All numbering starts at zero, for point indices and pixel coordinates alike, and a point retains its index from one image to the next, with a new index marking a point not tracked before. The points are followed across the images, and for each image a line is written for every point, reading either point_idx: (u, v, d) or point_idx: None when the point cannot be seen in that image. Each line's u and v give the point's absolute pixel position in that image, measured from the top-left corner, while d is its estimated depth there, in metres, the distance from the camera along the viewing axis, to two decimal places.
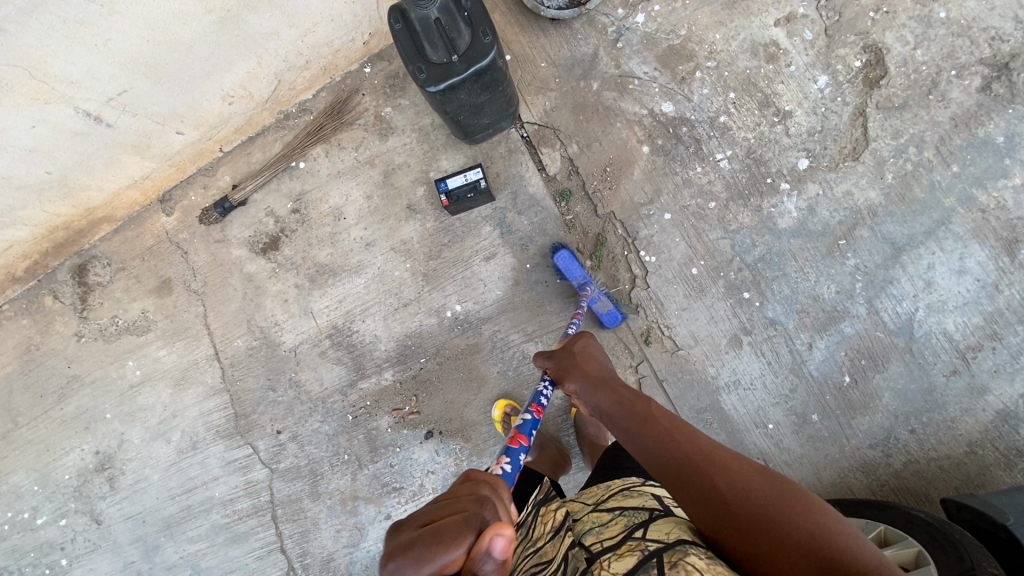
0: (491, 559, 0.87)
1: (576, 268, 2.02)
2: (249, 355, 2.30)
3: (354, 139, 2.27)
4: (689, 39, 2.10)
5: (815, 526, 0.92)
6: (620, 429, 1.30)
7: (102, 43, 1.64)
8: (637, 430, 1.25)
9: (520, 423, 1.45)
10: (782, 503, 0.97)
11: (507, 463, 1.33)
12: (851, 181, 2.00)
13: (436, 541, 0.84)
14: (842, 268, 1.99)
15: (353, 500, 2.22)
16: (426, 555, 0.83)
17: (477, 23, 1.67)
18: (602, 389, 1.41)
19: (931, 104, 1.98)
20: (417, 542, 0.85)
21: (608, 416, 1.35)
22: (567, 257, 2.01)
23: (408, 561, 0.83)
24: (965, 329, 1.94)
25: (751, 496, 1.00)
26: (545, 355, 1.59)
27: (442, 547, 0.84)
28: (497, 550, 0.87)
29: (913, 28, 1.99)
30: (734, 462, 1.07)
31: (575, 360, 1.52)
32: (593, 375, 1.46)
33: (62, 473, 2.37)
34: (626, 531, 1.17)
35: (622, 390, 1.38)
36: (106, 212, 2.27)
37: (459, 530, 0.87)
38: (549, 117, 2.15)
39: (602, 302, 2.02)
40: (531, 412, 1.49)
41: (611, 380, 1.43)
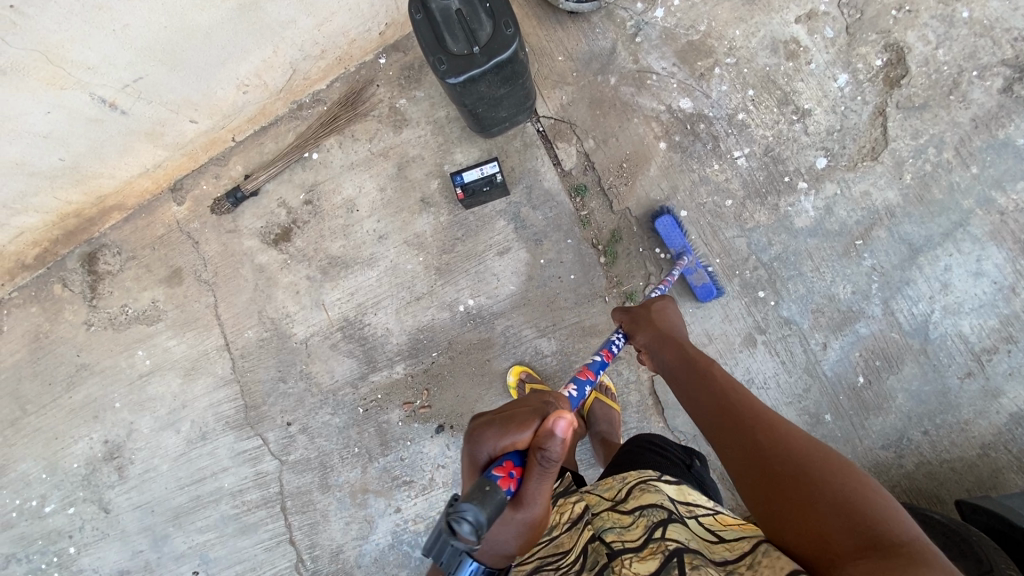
0: (554, 438, 1.08)
1: (677, 236, 2.00)
2: (260, 347, 2.29)
3: (367, 131, 2.25)
4: (709, 35, 2.08)
5: (851, 489, 1.02)
6: (678, 382, 1.43)
7: (120, 29, 1.61)
8: (698, 389, 1.36)
9: (589, 361, 1.65)
10: (823, 466, 1.08)
11: (574, 388, 1.55)
12: (869, 181, 1.99)
13: (511, 422, 1.13)
14: (858, 269, 1.98)
15: (363, 493, 2.22)
16: (504, 431, 1.12)
17: (499, 15, 1.66)
18: (666, 343, 1.52)
19: (952, 104, 1.97)
20: (495, 422, 1.15)
21: (672, 371, 1.46)
22: (669, 224, 1.99)
23: (489, 433, 1.13)
24: (981, 331, 1.93)
25: (793, 455, 1.11)
26: (623, 309, 1.71)
27: (515, 427, 1.12)
28: (559, 429, 1.09)
29: (935, 27, 1.98)
30: (783, 426, 1.18)
31: (647, 317, 1.62)
32: (660, 331, 1.57)
33: (70, 462, 2.37)
34: (647, 531, 1.15)
35: (685, 345, 1.49)
36: (117, 200, 2.26)
37: (528, 416, 1.14)
38: (565, 111, 2.14)
39: (698, 274, 1.97)
40: (600, 355, 1.68)
41: (678, 336, 1.53)
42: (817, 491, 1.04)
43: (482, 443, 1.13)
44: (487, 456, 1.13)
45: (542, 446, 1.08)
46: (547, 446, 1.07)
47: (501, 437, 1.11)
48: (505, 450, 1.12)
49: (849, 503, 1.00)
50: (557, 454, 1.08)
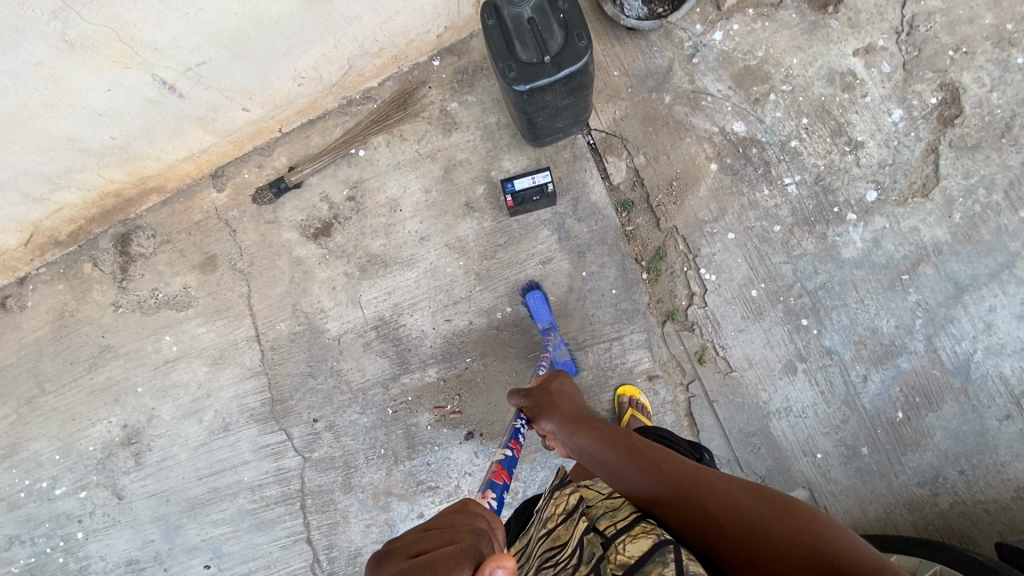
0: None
1: (545, 312, 2.05)
2: (291, 340, 2.26)
3: (416, 132, 2.25)
4: (766, 61, 2.09)
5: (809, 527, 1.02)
6: (603, 464, 1.32)
7: (193, 13, 1.59)
8: (626, 467, 1.27)
9: (500, 459, 1.40)
10: (773, 515, 1.06)
11: (493, 497, 1.26)
12: (918, 217, 1.99)
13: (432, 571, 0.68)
14: (903, 303, 1.98)
15: (386, 496, 2.18)
16: None
17: (572, 27, 1.67)
18: (583, 427, 1.42)
19: (1004, 147, 1.98)
20: None
21: (596, 456, 1.34)
22: (538, 300, 2.04)
23: None
24: (1021, 374, 1.93)
25: (748, 513, 1.08)
26: (521, 394, 1.62)
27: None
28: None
29: (991, 70, 2.00)
30: (720, 482, 1.17)
31: (551, 400, 1.55)
32: (570, 416, 1.48)
33: (86, 444, 2.32)
34: (639, 517, 1.17)
35: (604, 426, 1.41)
36: (158, 182, 2.24)
37: (459, 560, 0.71)
38: (618, 126, 2.14)
39: (562, 351, 2.02)
40: (510, 449, 1.45)
41: (590, 416, 1.45)
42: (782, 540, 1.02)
43: None
44: None
45: None
46: None
47: None
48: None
49: (816, 545, 0.98)
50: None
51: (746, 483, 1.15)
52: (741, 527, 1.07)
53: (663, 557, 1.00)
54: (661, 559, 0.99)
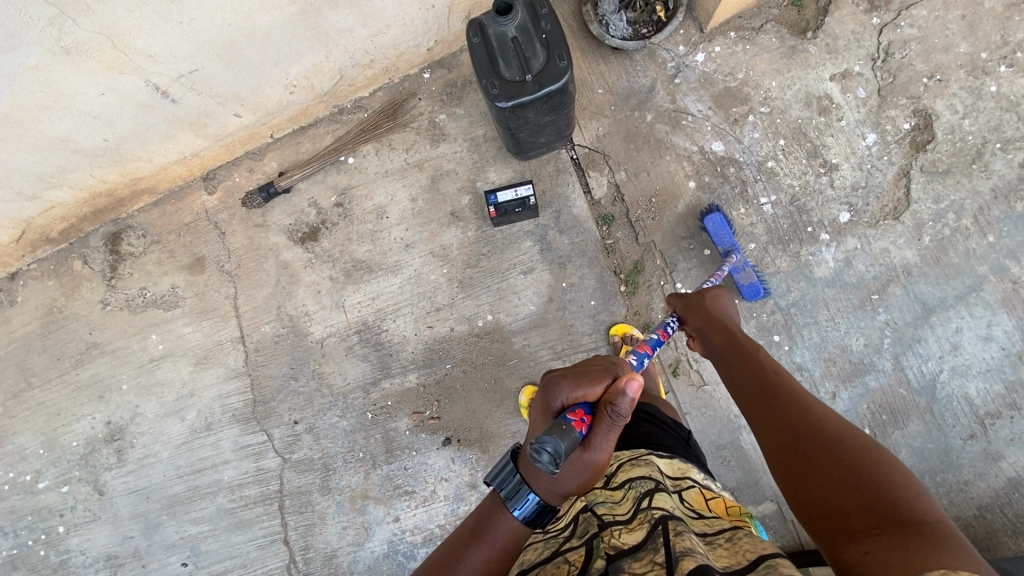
0: (624, 397, 1.14)
1: (725, 233, 2.04)
2: (275, 342, 2.30)
3: (405, 142, 2.30)
4: (746, 83, 2.15)
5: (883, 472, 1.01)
6: (722, 361, 1.46)
7: (187, 22, 1.62)
8: (739, 369, 1.39)
9: (647, 338, 1.63)
10: (856, 450, 1.07)
11: (634, 357, 1.53)
12: (889, 239, 2.04)
13: (583, 377, 1.25)
14: (872, 322, 2.03)
15: (363, 499, 2.21)
16: (575, 383, 1.24)
17: (554, 47, 1.72)
18: (718, 330, 1.53)
19: (974, 173, 2.03)
20: (569, 375, 1.27)
21: (718, 354, 1.48)
22: (718, 222, 2.03)
23: (563, 383, 1.25)
24: (986, 395, 1.97)
25: (832, 438, 1.11)
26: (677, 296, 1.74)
27: (589, 381, 1.24)
28: (630, 389, 1.15)
29: (963, 98, 2.05)
30: (821, 409, 1.19)
31: (702, 303, 1.63)
32: (712, 317, 1.58)
33: (70, 440, 2.36)
34: (636, 503, 1.12)
35: (739, 333, 1.49)
36: (150, 184, 2.28)
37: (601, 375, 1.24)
38: (600, 142, 2.20)
39: (745, 273, 2.01)
40: (656, 334, 1.66)
41: (728, 322, 1.56)
42: (845, 469, 1.04)
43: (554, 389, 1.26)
44: (560, 404, 1.23)
45: (612, 401, 1.14)
46: (617, 402, 1.13)
47: (574, 388, 1.22)
48: (578, 402, 1.22)
49: (876, 486, 0.99)
50: (627, 411, 1.13)
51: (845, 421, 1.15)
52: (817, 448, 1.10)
53: (654, 543, 0.96)
54: (652, 546, 0.95)
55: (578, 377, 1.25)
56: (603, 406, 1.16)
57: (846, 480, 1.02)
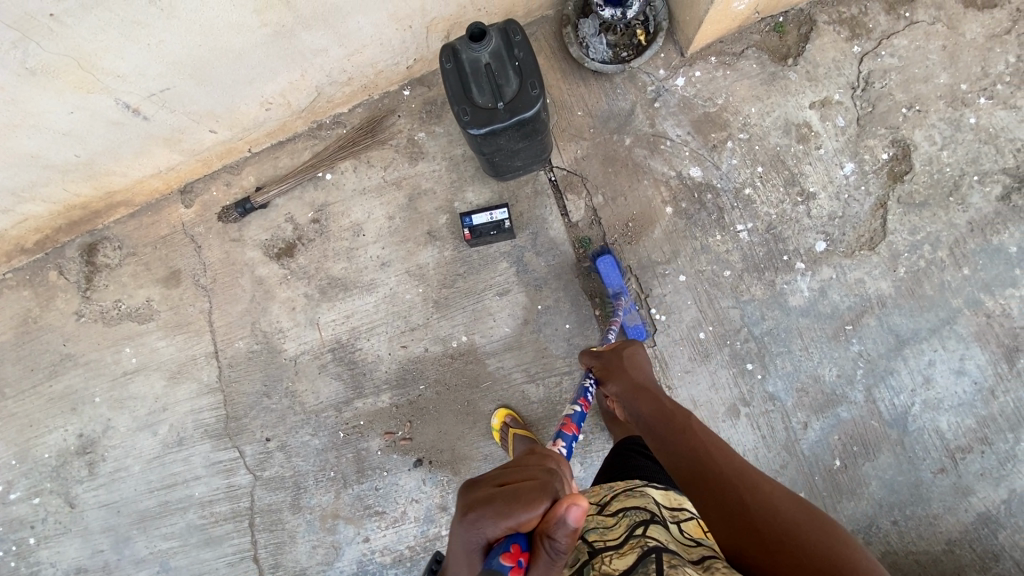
0: (564, 527, 0.87)
1: (615, 276, 2.03)
2: (248, 358, 2.29)
3: (383, 159, 2.28)
4: (725, 109, 2.14)
5: (841, 552, 0.99)
6: (653, 433, 1.35)
7: (155, 44, 1.60)
8: (673, 440, 1.30)
9: (570, 413, 1.64)
10: (810, 530, 1.04)
11: (561, 446, 1.53)
12: (864, 270, 2.04)
13: (514, 500, 0.92)
14: (845, 353, 2.02)
15: (334, 518, 2.20)
16: (506, 511, 0.91)
17: (527, 75, 1.71)
18: (644, 398, 1.44)
19: (951, 205, 2.02)
20: (496, 498, 0.93)
21: (647, 422, 1.38)
22: (608, 264, 2.02)
23: (487, 514, 0.91)
24: (957, 429, 1.97)
25: (785, 517, 1.07)
26: (594, 355, 1.70)
27: (521, 506, 0.91)
28: (572, 520, 0.87)
29: (942, 129, 2.04)
30: (764, 483, 1.15)
31: (622, 365, 1.58)
32: (635, 382, 1.52)
33: (42, 451, 2.34)
34: (628, 529, 1.17)
35: (665, 399, 1.42)
36: (125, 197, 2.27)
37: (537, 494, 0.93)
38: (578, 165, 2.19)
39: (631, 316, 2.02)
40: (580, 404, 1.67)
41: (653, 388, 1.49)
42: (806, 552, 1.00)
43: (475, 523, 0.92)
44: (485, 540, 0.92)
45: (549, 535, 0.88)
46: (556, 537, 0.88)
47: (503, 520, 0.90)
48: (507, 535, 0.91)
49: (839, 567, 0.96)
50: (567, 547, 0.89)
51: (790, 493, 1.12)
52: (774, 530, 1.05)
53: (645, 568, 1.02)
54: (643, 570, 1.02)
55: (508, 501, 0.92)
56: (539, 537, 0.90)
57: (806, 565, 0.97)
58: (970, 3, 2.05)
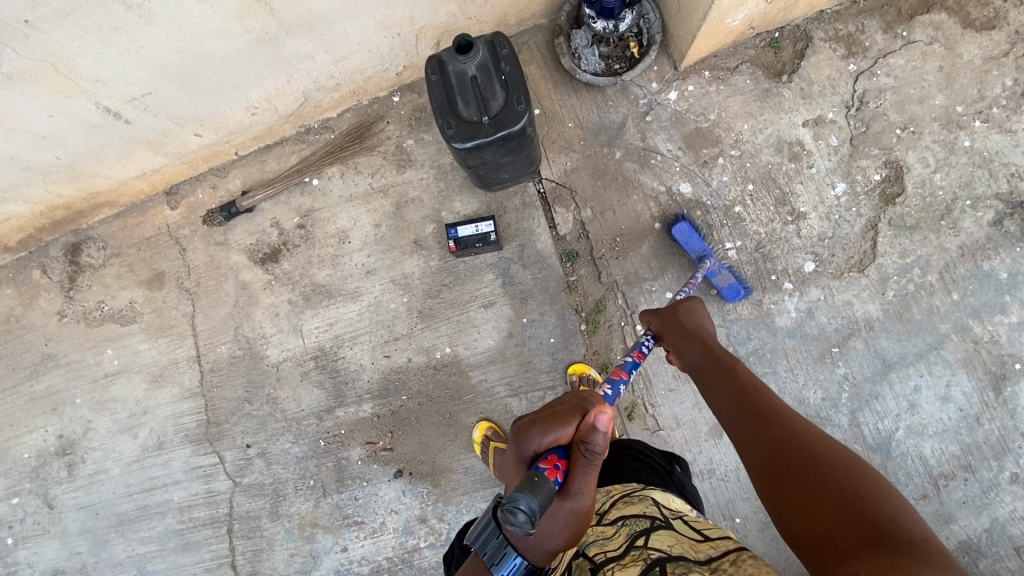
0: (596, 433, 1.07)
1: (695, 240, 1.99)
2: (231, 363, 2.27)
3: (371, 165, 2.26)
4: (717, 124, 2.11)
5: (864, 486, 0.94)
6: (701, 378, 1.39)
7: (134, 50, 1.59)
8: (718, 385, 1.32)
9: (622, 361, 1.62)
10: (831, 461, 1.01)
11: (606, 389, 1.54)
12: (852, 292, 2.01)
13: (554, 419, 1.16)
14: (831, 376, 2.00)
15: (312, 527, 2.19)
16: (548, 428, 1.16)
17: (513, 90, 1.68)
18: (696, 346, 1.46)
19: (942, 229, 1.99)
20: (541, 420, 1.19)
21: (697, 370, 1.41)
22: (685, 229, 1.99)
23: (534, 430, 1.17)
24: (941, 456, 1.95)
25: (815, 450, 1.04)
26: (651, 313, 1.68)
27: (559, 422, 1.15)
28: (600, 425, 1.07)
29: (936, 151, 2.01)
30: (800, 423, 1.12)
31: (676, 317, 1.59)
32: (688, 332, 1.52)
33: (22, 451, 2.33)
34: (629, 540, 1.16)
35: (717, 348, 1.43)
36: (110, 198, 2.24)
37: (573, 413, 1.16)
38: (567, 177, 2.16)
39: (722, 276, 1.98)
40: (633, 356, 1.64)
41: (706, 337, 1.49)
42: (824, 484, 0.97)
43: (527, 438, 1.18)
44: (534, 451, 1.17)
45: (585, 440, 1.08)
46: (589, 441, 1.07)
47: (545, 434, 1.15)
48: (551, 446, 1.15)
49: (857, 500, 0.92)
50: (601, 447, 1.08)
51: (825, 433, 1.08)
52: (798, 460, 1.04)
53: None
54: None
55: (551, 420, 1.17)
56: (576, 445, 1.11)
57: (820, 490, 0.96)
58: (968, 24, 2.02)
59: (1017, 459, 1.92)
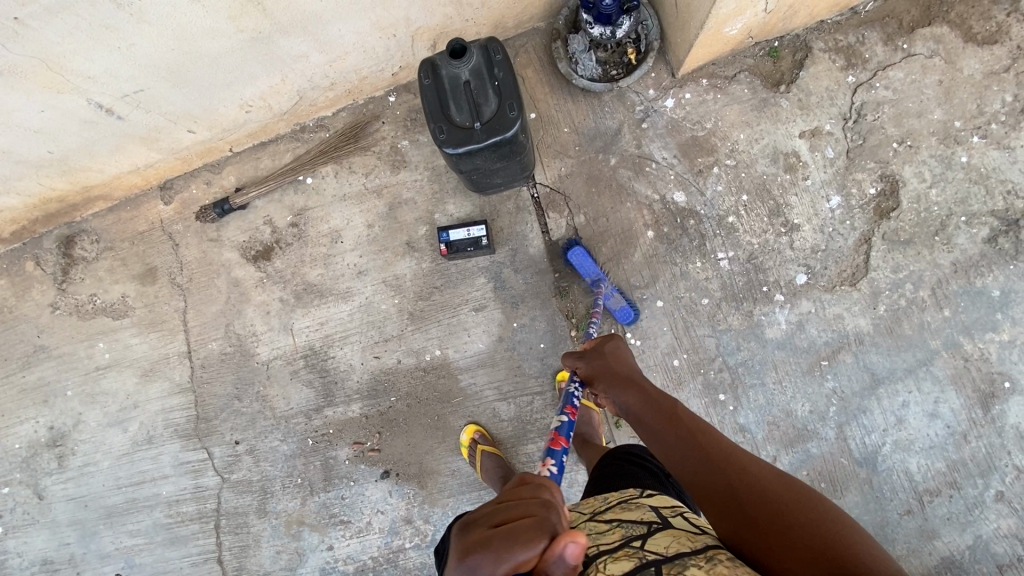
0: (562, 562, 0.91)
1: (589, 264, 2.04)
2: (221, 360, 2.27)
3: (365, 165, 2.25)
4: (713, 133, 2.09)
5: (829, 526, 0.93)
6: (640, 421, 1.32)
7: (126, 47, 1.58)
8: (661, 431, 1.26)
9: (557, 425, 1.50)
10: (794, 505, 0.99)
11: (553, 464, 1.43)
12: (843, 305, 2.01)
13: (513, 541, 0.90)
14: (819, 389, 2.00)
15: (299, 524, 2.20)
16: (505, 553, 0.89)
17: (506, 96, 1.67)
18: (631, 388, 1.38)
19: (936, 245, 1.98)
20: (497, 540, 0.91)
21: (636, 416, 1.33)
22: (580, 253, 2.03)
23: (489, 556, 0.90)
24: (927, 472, 1.95)
25: (772, 497, 1.02)
26: (574, 355, 1.54)
27: (519, 547, 0.89)
28: (569, 556, 0.90)
29: (932, 166, 2.00)
30: (753, 466, 1.10)
31: (605, 362, 1.47)
32: (621, 374, 1.43)
33: (13, 441, 2.34)
34: (624, 540, 1.11)
35: (652, 388, 1.36)
36: (103, 191, 2.24)
37: (535, 532, 0.91)
38: (561, 182, 2.15)
39: (614, 299, 2.02)
40: (567, 414, 1.52)
41: (639, 378, 1.42)
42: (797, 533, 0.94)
43: (479, 566, 0.90)
44: None
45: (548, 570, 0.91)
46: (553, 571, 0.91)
47: (506, 563, 0.89)
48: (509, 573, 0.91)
49: (828, 543, 0.90)
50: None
51: (777, 471, 1.07)
52: (761, 508, 1.01)
53: None
54: None
55: (509, 544, 0.89)
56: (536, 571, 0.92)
57: (791, 537, 0.94)
58: (970, 38, 2.00)
59: (1003, 478, 1.92)
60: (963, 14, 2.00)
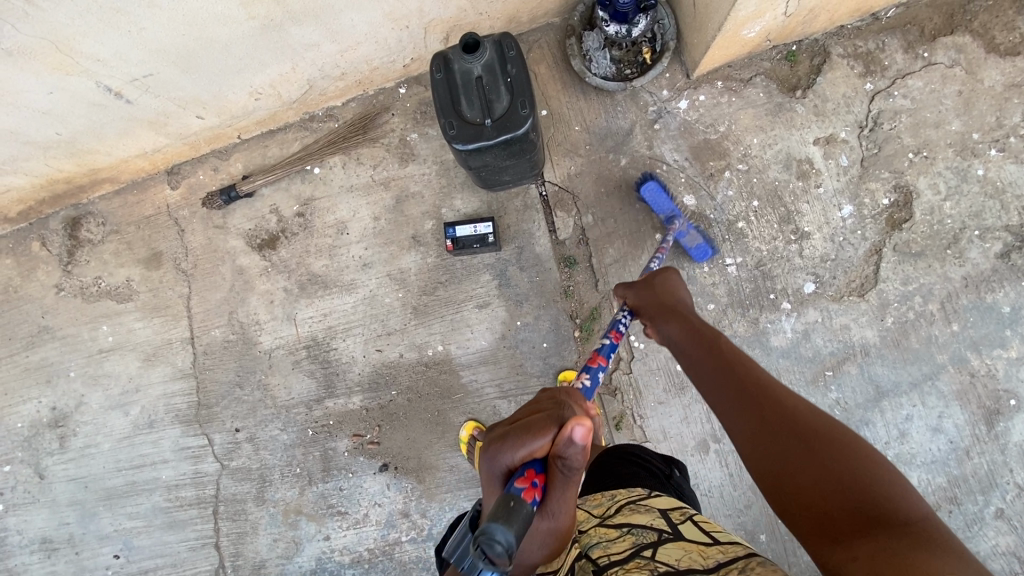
0: (573, 446, 1.02)
1: (664, 200, 1.99)
2: (224, 347, 2.27)
3: (373, 157, 2.23)
4: (726, 137, 2.07)
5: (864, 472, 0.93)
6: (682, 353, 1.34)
7: (136, 31, 1.56)
8: (703, 361, 1.28)
9: (599, 345, 1.55)
10: (829, 444, 0.99)
11: (587, 378, 1.46)
12: (850, 316, 1.99)
13: (526, 431, 1.07)
14: (822, 400, 1.99)
15: (296, 514, 2.21)
16: (519, 441, 1.06)
17: (518, 93, 1.65)
18: (678, 321, 1.41)
19: (947, 258, 1.96)
20: (512, 432, 1.09)
21: (678, 344, 1.36)
22: (654, 190, 1.98)
23: (505, 445, 1.07)
24: (927, 486, 1.94)
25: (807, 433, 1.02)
26: (624, 287, 1.61)
27: (531, 435, 1.06)
28: (577, 438, 1.01)
29: (948, 178, 1.97)
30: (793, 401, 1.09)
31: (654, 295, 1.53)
32: (668, 306, 1.47)
33: (15, 420, 2.35)
34: (634, 548, 1.12)
35: (699, 323, 1.38)
36: (110, 174, 2.23)
37: (545, 423, 1.07)
38: (571, 181, 2.13)
39: (690, 236, 2.00)
40: (610, 337, 1.58)
41: (686, 312, 1.45)
42: (826, 461, 0.96)
43: (498, 456, 1.08)
44: (506, 466, 1.08)
45: (560, 455, 1.04)
46: (566, 455, 1.03)
47: (518, 449, 1.05)
48: (525, 460, 1.07)
49: (856, 486, 0.91)
50: (579, 461, 1.04)
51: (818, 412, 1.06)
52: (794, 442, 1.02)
53: None
54: None
55: (521, 434, 1.07)
56: (552, 458, 1.05)
57: (817, 474, 0.95)
58: (992, 48, 1.97)
59: (1004, 495, 1.91)
60: (986, 24, 1.97)
